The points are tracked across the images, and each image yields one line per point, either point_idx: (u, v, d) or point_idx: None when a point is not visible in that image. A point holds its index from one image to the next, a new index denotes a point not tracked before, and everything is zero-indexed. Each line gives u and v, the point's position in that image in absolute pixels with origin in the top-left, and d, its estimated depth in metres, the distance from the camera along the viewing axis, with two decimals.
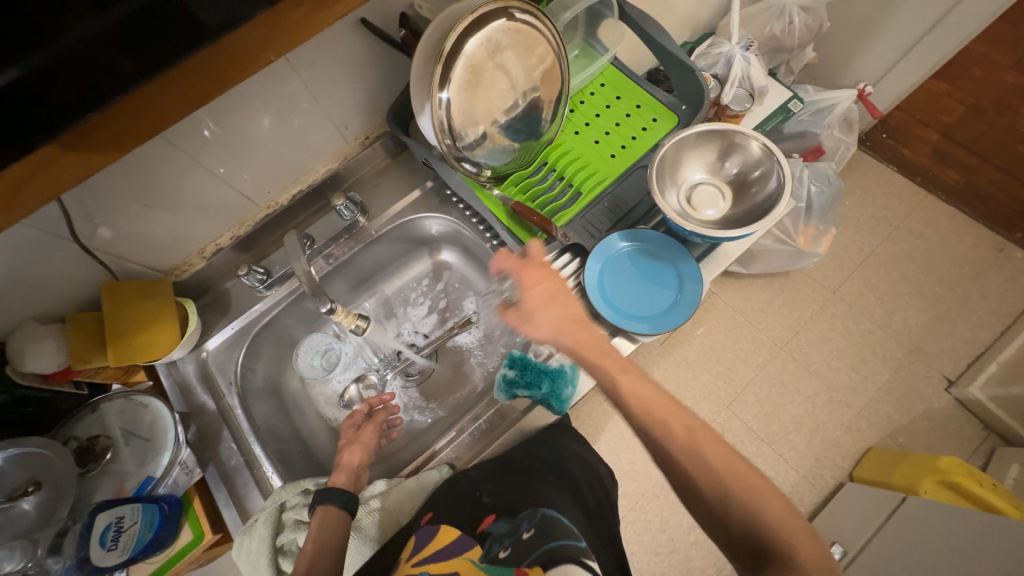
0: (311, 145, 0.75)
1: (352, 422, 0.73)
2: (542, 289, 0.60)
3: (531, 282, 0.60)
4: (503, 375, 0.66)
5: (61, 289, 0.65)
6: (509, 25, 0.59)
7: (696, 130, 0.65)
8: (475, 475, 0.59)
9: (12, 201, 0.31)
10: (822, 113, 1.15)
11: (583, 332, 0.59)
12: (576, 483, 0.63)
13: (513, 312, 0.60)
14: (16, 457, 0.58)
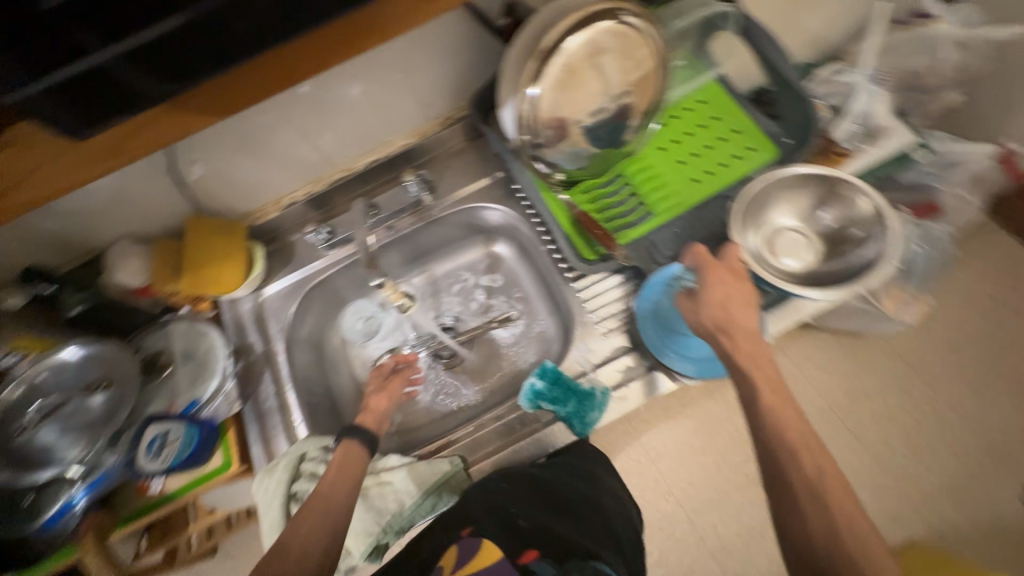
0: (394, 117, 0.76)
1: (379, 372, 0.75)
2: (721, 292, 0.55)
3: (719, 281, 0.55)
4: (531, 383, 0.64)
5: (154, 213, 0.71)
6: (615, 27, 0.56)
7: (799, 171, 0.59)
8: (508, 492, 0.62)
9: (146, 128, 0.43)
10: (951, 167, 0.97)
11: (758, 350, 0.53)
12: (608, 518, 0.63)
13: (688, 303, 0.57)
14: (95, 355, 0.66)
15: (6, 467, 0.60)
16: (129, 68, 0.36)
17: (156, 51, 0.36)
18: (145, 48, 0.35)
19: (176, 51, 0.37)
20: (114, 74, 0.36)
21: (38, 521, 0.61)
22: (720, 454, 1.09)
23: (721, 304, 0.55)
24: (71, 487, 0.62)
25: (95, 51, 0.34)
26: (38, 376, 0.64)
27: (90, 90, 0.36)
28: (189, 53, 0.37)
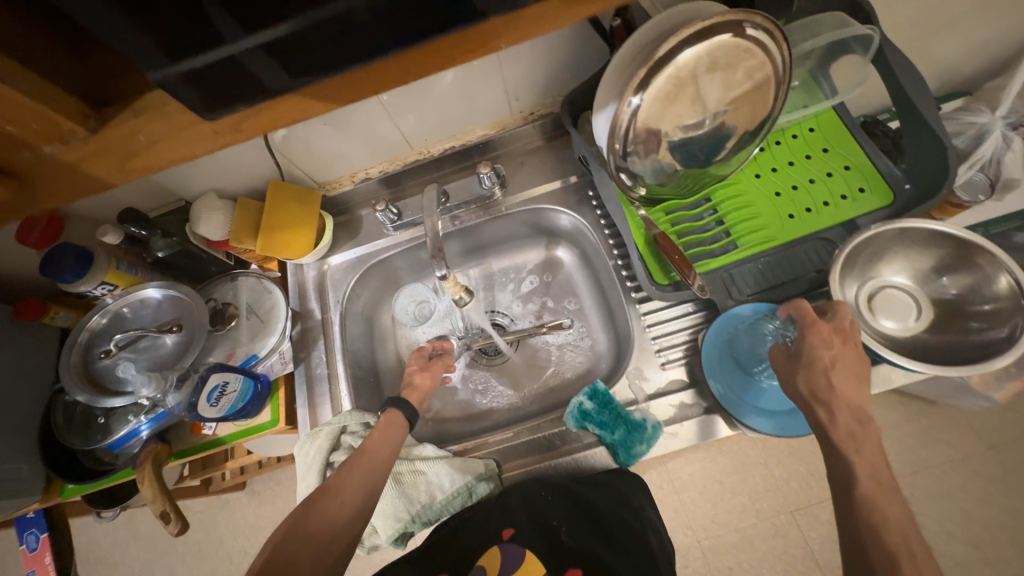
0: (479, 107, 0.75)
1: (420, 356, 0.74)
2: (831, 355, 0.51)
3: (824, 343, 0.51)
4: (579, 403, 0.63)
5: (242, 173, 0.74)
6: (737, 40, 0.50)
7: (932, 229, 0.52)
8: (552, 504, 0.62)
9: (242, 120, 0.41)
10: None
11: (861, 430, 0.48)
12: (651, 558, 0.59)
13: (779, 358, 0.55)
14: (173, 298, 0.71)
15: (84, 389, 0.64)
16: (258, 59, 0.35)
17: (285, 46, 0.35)
18: (275, 42, 0.34)
19: (303, 48, 0.35)
20: (238, 62, 0.35)
21: (108, 440, 0.67)
22: (749, 498, 1.02)
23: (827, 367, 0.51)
24: (139, 416, 0.67)
25: (230, 41, 0.33)
26: (124, 308, 0.70)
27: (217, 78, 0.36)
28: (314, 52, 0.36)
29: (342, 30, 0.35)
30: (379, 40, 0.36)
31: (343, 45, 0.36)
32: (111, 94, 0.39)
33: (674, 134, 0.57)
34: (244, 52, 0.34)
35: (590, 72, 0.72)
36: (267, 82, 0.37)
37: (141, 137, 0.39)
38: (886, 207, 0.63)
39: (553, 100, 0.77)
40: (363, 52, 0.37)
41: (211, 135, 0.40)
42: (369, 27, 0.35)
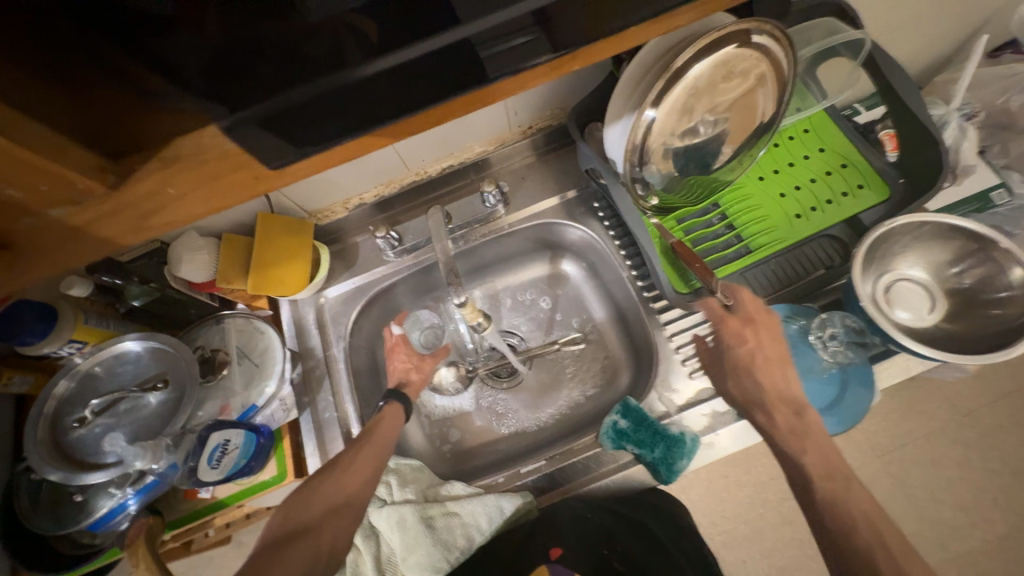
0: (477, 125, 0.73)
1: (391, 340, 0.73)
2: (750, 351, 0.58)
3: (738, 340, 0.58)
4: (613, 422, 0.62)
5: (227, 209, 0.68)
6: (745, 50, 0.49)
7: (946, 222, 0.54)
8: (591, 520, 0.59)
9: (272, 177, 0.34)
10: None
11: (801, 422, 0.54)
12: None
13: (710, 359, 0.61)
14: (154, 351, 0.63)
15: (56, 466, 0.55)
16: (251, 134, 0.31)
17: (284, 118, 0.30)
18: (274, 117, 0.30)
19: (305, 120, 0.31)
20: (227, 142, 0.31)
21: (87, 521, 0.59)
22: (756, 490, 1.02)
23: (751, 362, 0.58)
24: (123, 490, 0.59)
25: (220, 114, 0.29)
26: (96, 367, 0.62)
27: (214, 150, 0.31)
28: (319, 122, 0.32)
29: (346, 98, 0.31)
30: (386, 105, 0.32)
31: (347, 113, 0.32)
32: (130, 139, 0.30)
33: (678, 143, 0.56)
34: (238, 125, 0.30)
35: (591, 85, 0.72)
36: (270, 158, 0.32)
37: (172, 189, 0.31)
38: (885, 202, 0.66)
39: (551, 113, 0.76)
40: (369, 117, 0.33)
41: (251, 181, 0.33)
42: (377, 96, 0.32)
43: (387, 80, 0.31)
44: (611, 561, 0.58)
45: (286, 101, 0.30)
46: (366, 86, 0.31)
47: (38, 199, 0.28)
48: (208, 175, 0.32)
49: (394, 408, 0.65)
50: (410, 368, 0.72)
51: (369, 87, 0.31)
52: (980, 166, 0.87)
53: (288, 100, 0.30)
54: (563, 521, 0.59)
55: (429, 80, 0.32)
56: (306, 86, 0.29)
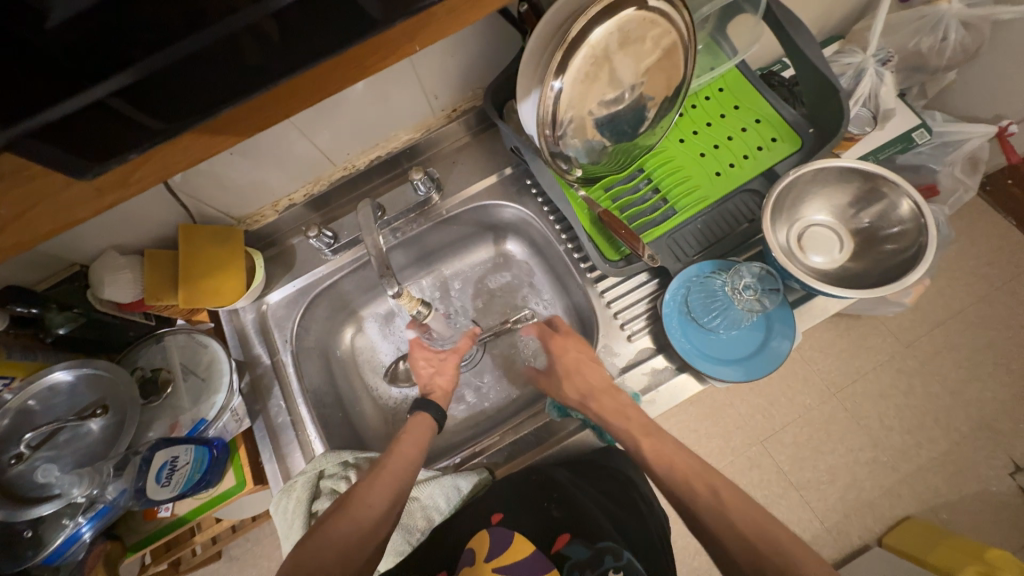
0: (397, 112, 0.71)
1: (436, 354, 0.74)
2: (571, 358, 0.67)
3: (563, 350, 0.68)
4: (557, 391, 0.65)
5: (145, 225, 0.66)
6: (642, 13, 0.50)
7: (840, 165, 0.58)
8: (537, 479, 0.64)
9: (131, 178, 0.35)
10: (948, 148, 0.94)
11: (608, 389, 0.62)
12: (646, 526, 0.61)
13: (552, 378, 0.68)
14: (88, 376, 0.61)
15: None
16: (133, 103, 0.30)
17: (160, 81, 0.30)
18: (144, 82, 0.29)
19: (180, 87, 0.31)
20: (118, 105, 0.29)
21: (43, 555, 0.57)
22: (723, 439, 1.07)
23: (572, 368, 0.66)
24: (76, 519, 0.59)
25: (87, 85, 0.28)
26: (29, 401, 0.58)
27: (84, 126, 0.29)
28: (199, 89, 0.31)
29: (221, 60, 0.31)
30: (257, 73, 0.32)
31: (219, 78, 0.31)
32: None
33: (599, 112, 0.56)
34: (110, 97, 0.29)
35: (506, 61, 0.71)
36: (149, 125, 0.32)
37: (3, 209, 0.31)
38: (798, 151, 0.68)
39: (473, 94, 0.76)
40: (247, 86, 0.32)
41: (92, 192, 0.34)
42: (252, 58, 0.31)
43: (263, 42, 0.31)
44: (549, 511, 0.62)
45: (170, 59, 0.29)
46: (249, 46, 0.31)
47: None
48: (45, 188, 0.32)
49: (422, 417, 0.66)
50: (433, 372, 0.73)
51: (251, 55, 0.31)
52: (897, 108, 0.89)
53: (159, 64, 0.29)
54: (520, 488, 0.63)
55: (311, 35, 0.32)
56: (180, 47, 0.28)
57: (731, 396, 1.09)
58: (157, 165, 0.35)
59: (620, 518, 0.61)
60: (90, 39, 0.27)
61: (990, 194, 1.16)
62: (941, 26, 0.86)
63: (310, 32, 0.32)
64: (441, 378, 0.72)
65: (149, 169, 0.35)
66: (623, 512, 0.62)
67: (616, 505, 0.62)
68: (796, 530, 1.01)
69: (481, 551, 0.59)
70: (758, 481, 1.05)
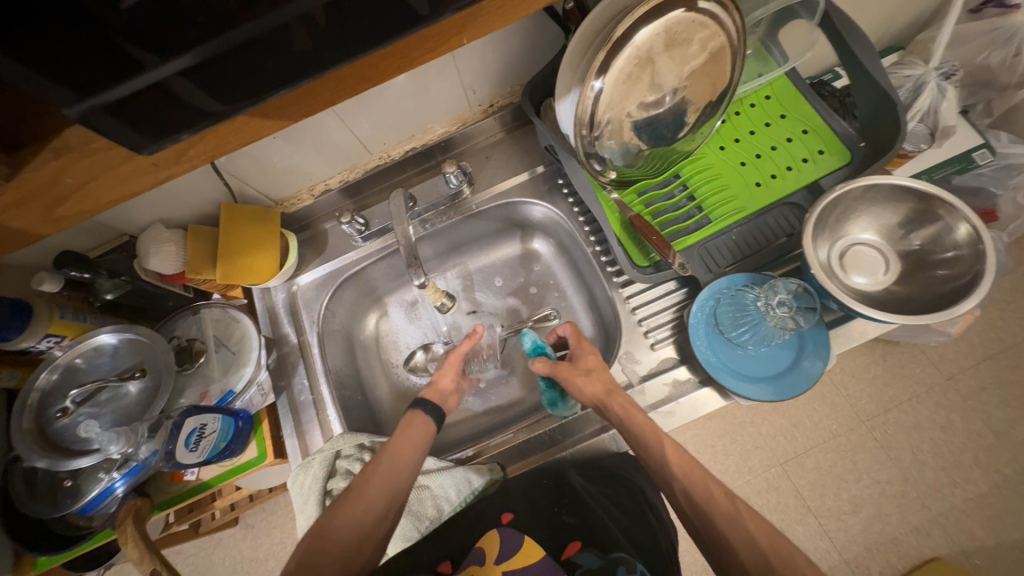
0: (435, 105, 0.72)
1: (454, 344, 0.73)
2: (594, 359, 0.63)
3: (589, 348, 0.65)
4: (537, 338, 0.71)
5: (191, 201, 0.69)
6: (691, 15, 0.48)
7: (894, 183, 0.55)
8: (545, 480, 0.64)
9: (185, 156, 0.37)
10: (1011, 171, 0.87)
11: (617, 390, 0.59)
12: (655, 536, 0.57)
13: (565, 365, 0.63)
14: (130, 342, 0.64)
15: (41, 453, 0.57)
16: (188, 86, 0.31)
17: (217, 66, 0.31)
18: (202, 66, 0.30)
19: (235, 73, 0.31)
20: (177, 87, 0.30)
21: (78, 505, 0.61)
22: (740, 457, 1.04)
23: (592, 367, 0.62)
24: (110, 474, 0.62)
25: (152, 67, 0.29)
26: (75, 360, 0.62)
27: (147, 105, 0.31)
28: (253, 74, 0.32)
29: (275, 46, 0.31)
30: (307, 62, 0.33)
31: (272, 64, 0.32)
32: (29, 135, 0.35)
33: (638, 114, 0.55)
34: (172, 78, 0.30)
35: (547, 58, 0.71)
36: (203, 107, 0.33)
37: (68, 180, 0.35)
38: (845, 165, 0.65)
39: (511, 90, 0.76)
40: (294, 70, 0.33)
41: (150, 168, 0.36)
42: (302, 45, 0.31)
43: (316, 30, 0.31)
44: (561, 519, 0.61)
45: (228, 45, 0.29)
46: (300, 32, 0.30)
47: None
48: (97, 165, 0.35)
49: (418, 411, 0.64)
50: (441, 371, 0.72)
51: (302, 43, 0.31)
52: (958, 125, 0.84)
53: (218, 49, 0.29)
54: (529, 487, 0.64)
55: (361, 23, 0.32)
56: (238, 34, 0.29)
57: (753, 414, 1.05)
58: (207, 148, 0.37)
59: (629, 527, 0.59)
60: (151, 23, 0.27)
61: None
62: (1015, 40, 0.80)
63: (358, 22, 0.32)
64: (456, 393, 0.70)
65: (199, 149, 0.37)
66: (633, 520, 0.60)
67: (626, 517, 0.60)
68: (813, 559, 0.97)
69: (490, 553, 0.57)
70: (775, 504, 1.01)
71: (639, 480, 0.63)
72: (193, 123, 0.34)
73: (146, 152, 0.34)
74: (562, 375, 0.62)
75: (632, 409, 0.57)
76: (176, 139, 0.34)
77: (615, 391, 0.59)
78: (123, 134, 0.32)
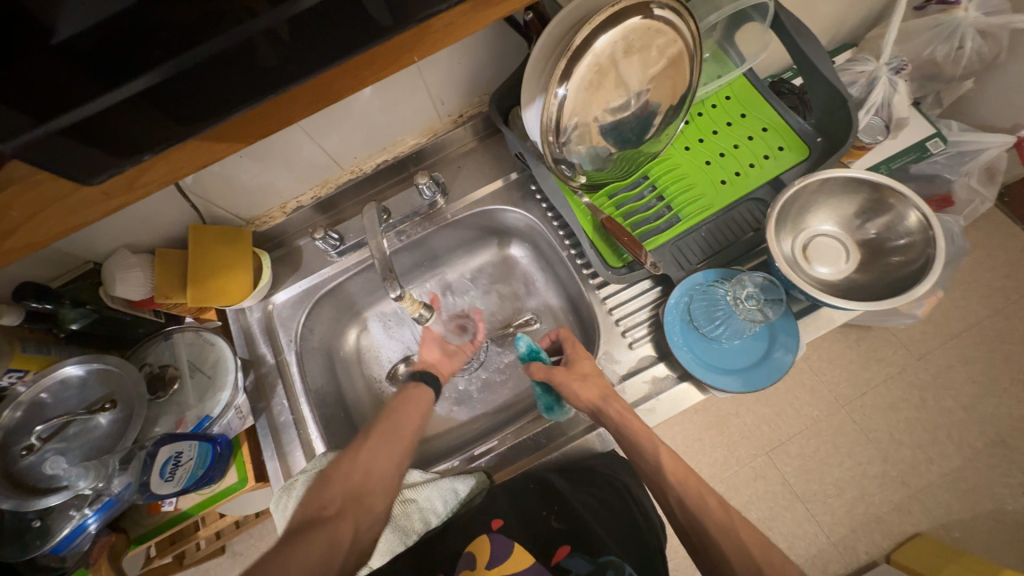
0: (405, 117, 0.72)
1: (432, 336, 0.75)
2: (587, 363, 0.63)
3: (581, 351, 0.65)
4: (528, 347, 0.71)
5: (157, 225, 0.68)
6: (648, 22, 0.50)
7: (848, 175, 0.57)
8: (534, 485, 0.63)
9: (142, 180, 0.36)
10: (962, 158, 0.91)
11: (612, 394, 0.60)
12: (641, 535, 0.59)
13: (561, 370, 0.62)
14: (99, 372, 0.62)
15: (6, 494, 0.55)
16: (146, 107, 0.30)
17: (177, 87, 0.30)
18: (161, 86, 0.30)
19: (197, 92, 0.31)
20: (137, 107, 0.30)
21: (49, 545, 0.59)
22: (727, 449, 1.06)
23: (588, 372, 0.62)
24: (83, 510, 0.60)
25: (113, 87, 0.29)
26: (41, 395, 0.60)
27: (108, 128, 0.30)
28: (215, 93, 0.32)
29: (240, 63, 0.31)
30: (270, 80, 0.33)
31: (236, 82, 0.32)
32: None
33: (603, 118, 0.57)
34: (134, 98, 0.30)
35: (513, 67, 0.72)
36: (162, 128, 0.32)
37: (15, 213, 0.33)
38: (805, 160, 0.68)
39: (480, 99, 0.76)
40: (260, 87, 0.33)
41: (103, 195, 0.35)
42: (267, 61, 0.32)
43: (279, 46, 0.31)
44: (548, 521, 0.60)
45: (189, 62, 0.29)
46: (264, 49, 0.31)
47: None
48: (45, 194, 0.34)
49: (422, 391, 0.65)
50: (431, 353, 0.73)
51: (266, 60, 0.31)
52: (910, 117, 0.88)
53: (180, 68, 0.29)
54: (515, 493, 0.63)
55: (324, 39, 0.32)
56: (199, 51, 0.29)
57: (737, 406, 1.07)
58: (166, 171, 0.36)
59: (614, 527, 0.60)
60: (110, 37, 0.27)
61: (1008, 205, 1.13)
62: (957, 35, 0.84)
63: (324, 38, 0.32)
64: (445, 362, 0.73)
65: (156, 173, 0.36)
66: (619, 520, 0.61)
67: (611, 517, 0.61)
68: (802, 544, 0.99)
69: (482, 558, 0.56)
70: (764, 494, 1.03)
71: (623, 477, 0.64)
72: (152, 145, 0.33)
73: (99, 179, 0.33)
74: (559, 380, 0.61)
75: (629, 414, 0.58)
76: (138, 162, 0.34)
77: (612, 396, 0.59)
78: (81, 159, 0.31)
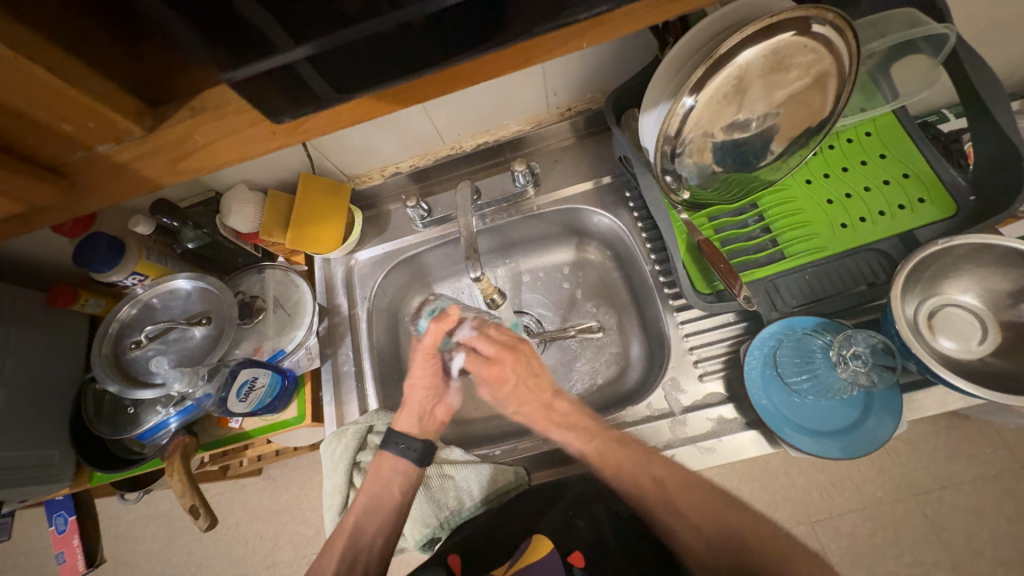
0: (515, 104, 0.73)
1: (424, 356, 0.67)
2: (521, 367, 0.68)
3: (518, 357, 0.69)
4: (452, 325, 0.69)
5: (274, 168, 0.74)
6: (802, 40, 0.45)
7: (1010, 246, 0.49)
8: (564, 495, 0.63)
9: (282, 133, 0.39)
10: None
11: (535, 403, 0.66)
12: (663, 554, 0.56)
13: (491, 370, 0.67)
14: (201, 290, 0.69)
15: (115, 379, 0.63)
16: (303, 69, 0.32)
17: (332, 58, 0.32)
18: (318, 56, 0.31)
19: (346, 63, 0.33)
20: (292, 71, 0.32)
21: (136, 432, 0.66)
22: (767, 505, 0.99)
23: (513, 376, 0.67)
24: (167, 408, 0.67)
25: (275, 53, 0.30)
26: (154, 299, 0.69)
27: (263, 86, 0.32)
28: (361, 70, 0.34)
29: (392, 44, 0.32)
30: (412, 61, 0.34)
31: (384, 62, 0.33)
32: (159, 93, 0.38)
33: (722, 136, 0.53)
34: (298, 63, 0.31)
35: (635, 68, 0.69)
36: (307, 93, 0.34)
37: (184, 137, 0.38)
38: (948, 219, 0.60)
39: (591, 96, 0.75)
40: (398, 70, 0.34)
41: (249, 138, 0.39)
42: (410, 44, 0.33)
43: (433, 31, 0.32)
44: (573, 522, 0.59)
45: (353, 37, 0.31)
46: (419, 30, 0.32)
47: (87, 136, 0.36)
48: (206, 128, 0.38)
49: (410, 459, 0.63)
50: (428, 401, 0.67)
51: (416, 39, 0.32)
52: None
53: (339, 41, 0.31)
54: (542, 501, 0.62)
55: (469, 28, 0.32)
56: (357, 28, 0.30)
57: (787, 464, 0.99)
58: (305, 131, 0.39)
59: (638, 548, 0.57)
60: (293, 7, 0.28)
61: None
62: None
63: (470, 30, 0.33)
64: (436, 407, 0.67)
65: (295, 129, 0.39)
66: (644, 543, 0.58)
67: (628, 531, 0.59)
68: None
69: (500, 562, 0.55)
70: None
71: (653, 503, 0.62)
72: (295, 108, 0.35)
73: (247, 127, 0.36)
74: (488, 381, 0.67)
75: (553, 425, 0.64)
76: (280, 121, 0.36)
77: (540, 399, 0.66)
78: None
